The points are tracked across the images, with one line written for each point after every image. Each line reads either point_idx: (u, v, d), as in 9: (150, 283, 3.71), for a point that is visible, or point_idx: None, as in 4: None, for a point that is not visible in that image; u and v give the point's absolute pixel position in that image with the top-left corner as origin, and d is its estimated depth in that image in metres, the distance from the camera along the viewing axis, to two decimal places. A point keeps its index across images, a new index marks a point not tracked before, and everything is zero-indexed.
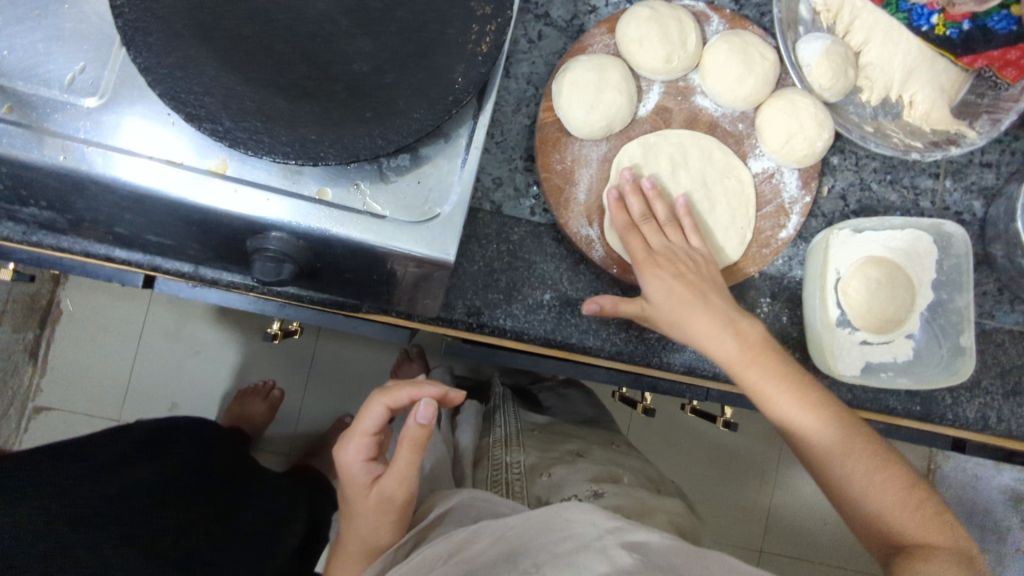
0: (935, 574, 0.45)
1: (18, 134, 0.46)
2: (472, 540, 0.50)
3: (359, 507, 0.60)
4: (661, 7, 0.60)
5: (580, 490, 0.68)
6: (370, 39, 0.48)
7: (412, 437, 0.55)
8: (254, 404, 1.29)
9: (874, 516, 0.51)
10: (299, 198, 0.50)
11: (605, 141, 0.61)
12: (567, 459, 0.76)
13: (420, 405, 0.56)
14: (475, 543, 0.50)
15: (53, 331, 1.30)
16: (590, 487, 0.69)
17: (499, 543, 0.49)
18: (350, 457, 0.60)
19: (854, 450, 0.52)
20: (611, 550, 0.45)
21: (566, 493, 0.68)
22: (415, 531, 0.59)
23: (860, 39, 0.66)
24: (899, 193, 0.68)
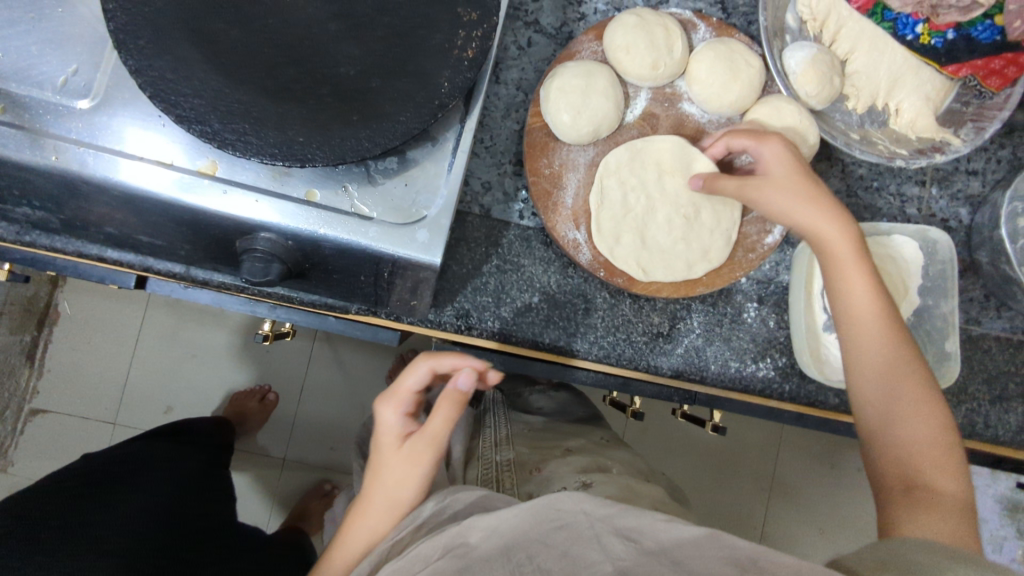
0: (933, 519, 0.47)
1: (11, 135, 0.47)
2: (466, 534, 0.47)
3: (386, 458, 0.58)
4: (648, 15, 0.61)
5: (569, 482, 0.69)
6: (357, 44, 0.48)
7: (452, 401, 0.56)
8: (248, 402, 1.32)
9: (902, 444, 0.52)
10: (287, 199, 0.50)
11: (592, 146, 0.62)
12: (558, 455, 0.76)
13: (464, 372, 0.57)
14: (471, 535, 0.47)
15: (50, 334, 1.31)
16: (578, 479, 0.69)
17: (494, 536, 0.47)
18: (390, 411, 0.60)
19: (906, 381, 0.53)
20: (606, 540, 0.45)
21: (554, 487, 0.68)
22: (411, 526, 0.54)
23: (846, 48, 0.67)
24: (885, 200, 0.69)
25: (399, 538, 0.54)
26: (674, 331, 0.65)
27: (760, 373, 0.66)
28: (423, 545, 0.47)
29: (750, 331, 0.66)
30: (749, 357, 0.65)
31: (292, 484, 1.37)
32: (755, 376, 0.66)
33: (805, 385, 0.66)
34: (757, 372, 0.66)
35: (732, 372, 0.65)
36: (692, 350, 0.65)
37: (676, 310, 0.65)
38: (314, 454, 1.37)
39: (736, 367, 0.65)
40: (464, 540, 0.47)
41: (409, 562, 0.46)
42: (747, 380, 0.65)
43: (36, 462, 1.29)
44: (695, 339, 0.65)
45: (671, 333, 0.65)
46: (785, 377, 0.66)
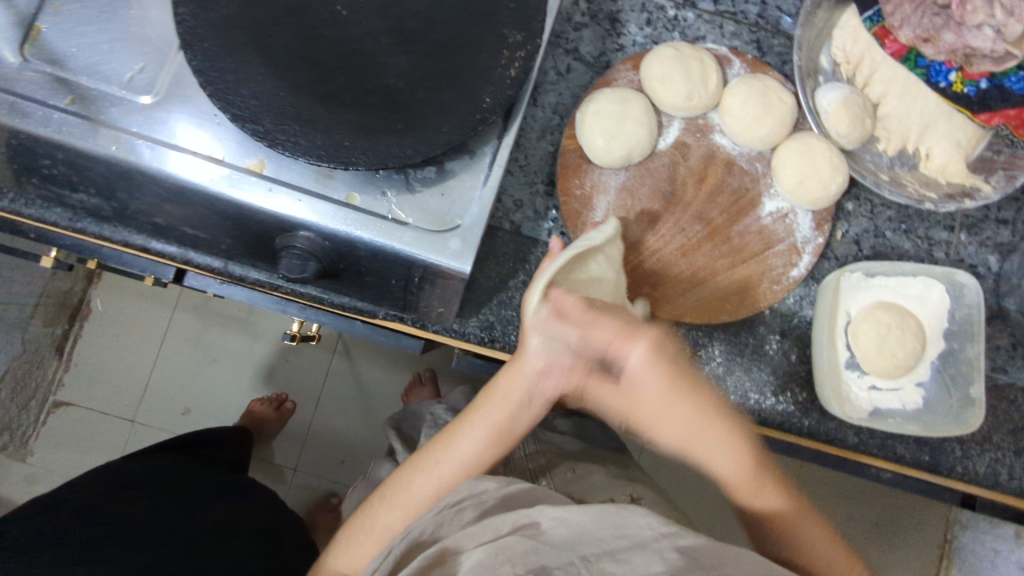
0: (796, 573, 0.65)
1: (77, 124, 0.50)
2: (535, 517, 0.57)
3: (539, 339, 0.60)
4: (685, 48, 0.63)
5: (616, 495, 0.74)
6: (406, 58, 0.51)
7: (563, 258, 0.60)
8: (263, 409, 1.31)
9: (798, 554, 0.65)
10: (329, 201, 0.52)
11: (624, 171, 0.63)
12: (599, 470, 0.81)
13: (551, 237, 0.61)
14: (540, 520, 0.56)
15: (80, 328, 1.34)
16: (625, 493, 0.74)
17: (561, 527, 0.56)
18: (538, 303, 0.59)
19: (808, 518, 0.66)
20: (665, 552, 0.52)
21: (602, 496, 0.73)
22: (473, 501, 0.64)
23: (878, 92, 0.69)
24: (914, 242, 0.69)
25: (461, 501, 0.64)
26: (695, 357, 0.65)
27: (780, 407, 0.65)
28: (492, 518, 0.57)
29: (771, 364, 0.66)
30: (769, 391, 0.65)
31: (301, 495, 1.37)
32: (774, 409, 0.65)
33: (825, 422, 0.65)
34: (777, 405, 0.65)
35: (751, 404, 0.65)
36: (713, 378, 0.65)
37: (697, 337, 0.66)
38: (324, 466, 1.38)
39: (755, 400, 0.65)
40: (531, 524, 0.56)
41: (479, 529, 0.57)
42: (766, 414, 0.65)
43: (55, 453, 1.32)
44: (715, 367, 0.65)
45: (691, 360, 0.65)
46: (805, 412, 0.65)
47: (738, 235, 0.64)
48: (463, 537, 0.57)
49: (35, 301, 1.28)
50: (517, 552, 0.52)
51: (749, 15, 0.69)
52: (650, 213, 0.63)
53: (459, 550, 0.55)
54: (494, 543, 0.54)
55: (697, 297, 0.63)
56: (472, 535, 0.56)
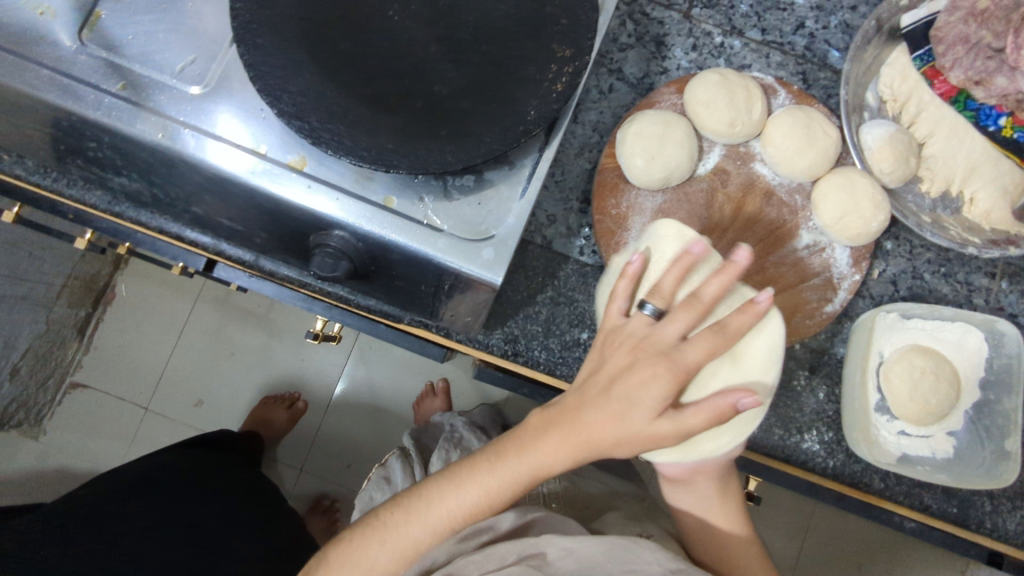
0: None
1: (126, 109, 0.51)
2: (542, 547, 0.56)
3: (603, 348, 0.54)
4: (731, 75, 0.63)
5: (631, 530, 0.70)
6: (454, 66, 0.51)
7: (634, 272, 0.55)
8: (275, 410, 1.31)
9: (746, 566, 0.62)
10: (366, 202, 0.52)
11: (661, 194, 0.63)
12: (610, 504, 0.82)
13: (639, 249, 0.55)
14: (547, 550, 0.56)
15: (103, 313, 1.36)
16: (641, 529, 0.70)
17: (568, 558, 0.55)
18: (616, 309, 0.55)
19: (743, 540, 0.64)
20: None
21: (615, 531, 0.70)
22: (484, 531, 0.65)
23: (924, 131, 0.67)
24: (952, 286, 0.67)
25: (474, 531, 0.65)
26: None
27: (805, 445, 0.64)
28: (499, 547, 0.58)
29: (798, 400, 0.64)
30: (794, 428, 0.64)
31: (306, 496, 1.36)
32: (799, 447, 0.64)
33: (851, 464, 0.63)
34: (802, 443, 0.64)
35: (776, 440, 0.63)
36: None
37: None
38: (331, 469, 1.37)
39: (780, 436, 0.63)
40: (538, 554, 0.56)
41: (484, 558, 0.58)
42: (790, 451, 0.63)
43: (68, 434, 1.33)
44: None
45: None
46: (830, 452, 0.64)
47: (773, 266, 0.63)
48: (468, 564, 0.59)
49: (64, 281, 1.27)
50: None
51: (796, 46, 0.69)
52: None
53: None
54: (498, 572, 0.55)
55: None
56: (477, 562, 0.58)
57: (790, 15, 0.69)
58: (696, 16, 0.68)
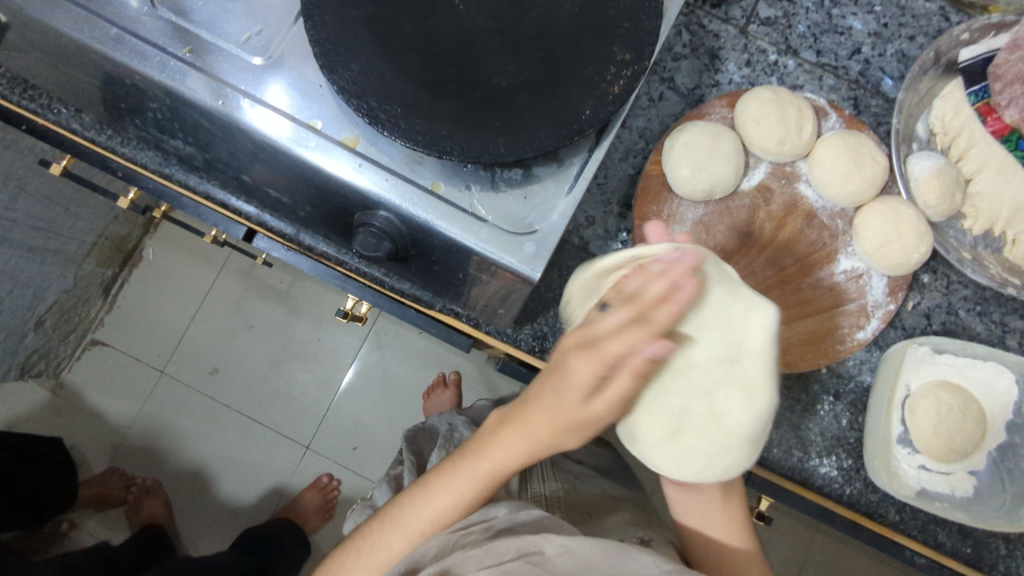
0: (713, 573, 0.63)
1: (189, 74, 0.52)
2: (540, 545, 0.53)
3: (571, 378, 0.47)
4: (785, 93, 0.63)
5: (628, 536, 0.71)
6: (514, 60, 0.52)
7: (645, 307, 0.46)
8: (151, 504, 1.31)
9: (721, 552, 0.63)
10: (414, 185, 0.53)
11: (703, 205, 0.63)
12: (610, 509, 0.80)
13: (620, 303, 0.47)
14: (545, 548, 0.53)
15: (129, 275, 1.38)
16: (637, 535, 0.71)
17: (567, 556, 0.52)
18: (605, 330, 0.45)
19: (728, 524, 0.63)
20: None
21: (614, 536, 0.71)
22: (481, 524, 0.58)
23: (972, 167, 0.66)
24: (987, 325, 0.66)
25: (472, 523, 0.58)
26: None
27: (823, 470, 0.64)
28: (497, 542, 0.54)
29: (820, 425, 0.64)
30: (813, 451, 0.64)
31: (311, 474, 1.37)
32: (816, 471, 0.64)
33: (867, 493, 0.64)
34: (819, 468, 0.64)
35: (794, 461, 0.63)
36: None
37: None
38: (337, 449, 1.38)
39: (798, 458, 0.64)
40: (537, 551, 0.53)
41: (481, 553, 0.53)
42: (806, 473, 0.63)
43: (84, 388, 1.34)
44: None
45: None
46: (847, 480, 0.64)
47: (808, 288, 0.63)
48: (465, 559, 0.54)
49: (94, 240, 1.29)
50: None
51: (850, 71, 0.68)
52: (722, 250, 0.62)
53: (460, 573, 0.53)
54: (498, 567, 0.51)
55: None
56: (475, 557, 0.53)
57: (847, 40, 0.69)
58: (753, 31, 0.68)
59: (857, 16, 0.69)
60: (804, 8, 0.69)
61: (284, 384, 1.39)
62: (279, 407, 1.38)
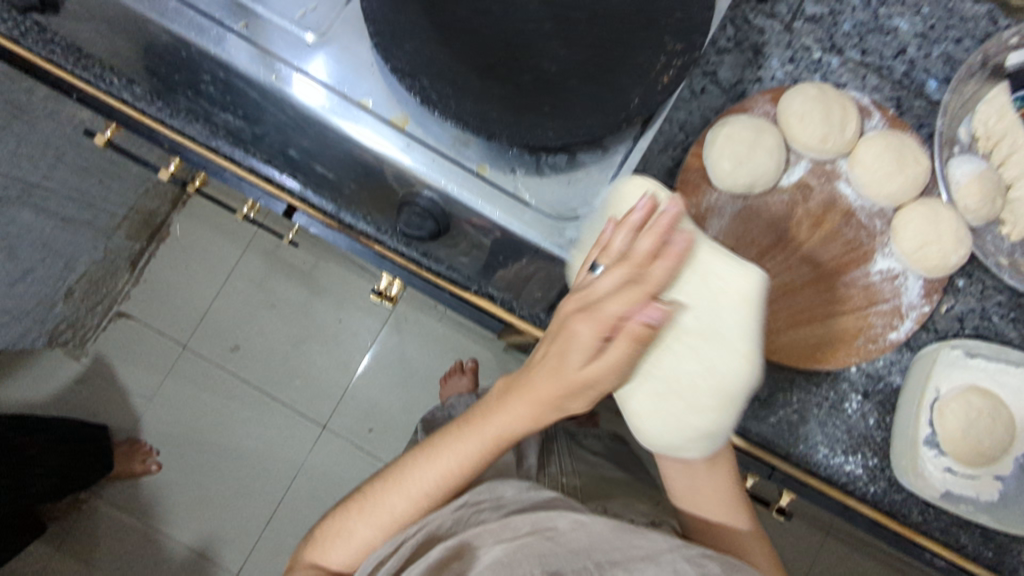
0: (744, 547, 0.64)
1: (245, 49, 0.53)
2: (554, 521, 0.54)
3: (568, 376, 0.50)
4: (830, 90, 0.63)
5: (640, 517, 0.73)
6: (565, 46, 0.52)
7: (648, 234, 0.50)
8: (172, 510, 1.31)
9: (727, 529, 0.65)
10: (460, 167, 0.54)
11: (741, 200, 0.63)
12: (623, 494, 0.82)
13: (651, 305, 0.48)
14: (559, 523, 0.53)
15: (155, 249, 1.40)
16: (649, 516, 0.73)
17: (581, 531, 0.53)
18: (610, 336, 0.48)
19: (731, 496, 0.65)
20: (676, 564, 0.50)
21: (626, 516, 0.73)
22: (494, 502, 0.59)
23: (1013, 173, 0.66)
24: (1021, 333, 0.65)
25: (479, 502, 0.59)
26: (771, 399, 0.65)
27: (848, 468, 0.64)
28: (513, 517, 0.55)
29: (847, 423, 0.64)
30: (840, 448, 0.64)
31: (325, 453, 1.38)
32: (841, 468, 0.64)
33: (891, 493, 0.64)
34: (844, 465, 0.64)
35: (819, 457, 0.64)
36: (785, 423, 0.64)
37: (778, 379, 0.65)
38: (352, 431, 1.39)
39: (824, 454, 0.64)
40: (552, 526, 0.53)
41: (497, 529, 0.54)
42: (831, 471, 0.64)
43: (109, 359, 1.37)
44: (790, 414, 0.64)
45: (767, 400, 0.65)
46: (872, 478, 0.64)
47: (843, 286, 0.63)
48: (482, 533, 0.54)
49: (125, 213, 1.31)
50: (535, 554, 0.50)
51: (894, 72, 0.68)
52: (758, 245, 0.63)
53: (479, 546, 0.53)
54: (513, 542, 0.52)
55: (790, 340, 0.62)
56: (492, 531, 0.54)
57: (893, 40, 0.68)
58: (798, 28, 0.68)
59: (904, 17, 0.68)
60: (851, 6, 0.68)
61: (303, 364, 1.40)
62: (298, 386, 1.39)
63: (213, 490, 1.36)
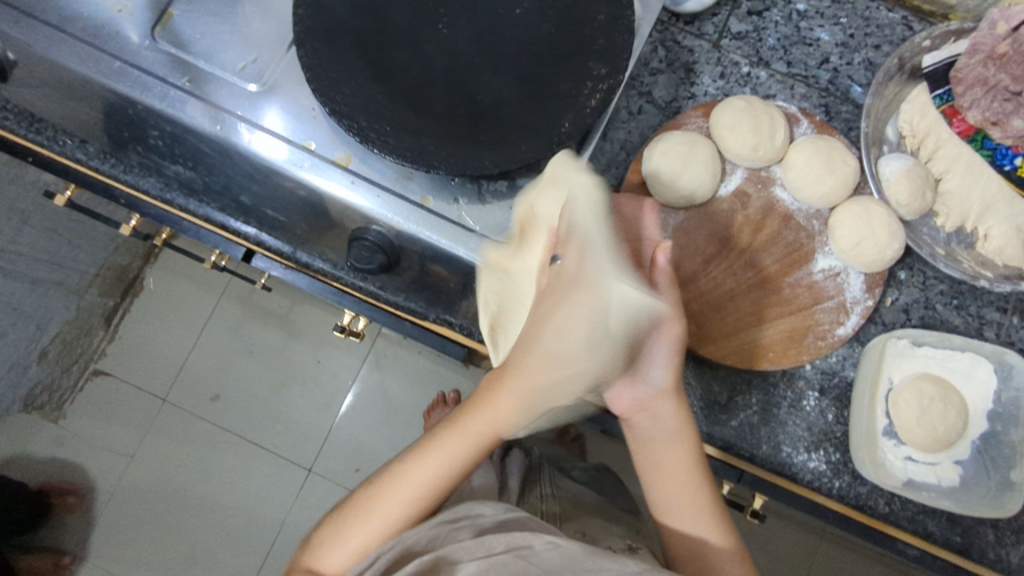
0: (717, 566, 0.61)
1: (187, 101, 0.55)
2: (529, 540, 0.53)
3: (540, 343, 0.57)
4: (757, 102, 0.66)
5: (616, 543, 0.74)
6: (496, 78, 0.54)
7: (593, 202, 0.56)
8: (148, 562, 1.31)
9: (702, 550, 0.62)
10: (405, 200, 0.55)
11: (683, 211, 0.66)
12: (602, 520, 0.82)
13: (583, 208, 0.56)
14: (533, 543, 0.53)
15: (130, 304, 1.38)
16: (625, 542, 0.74)
17: (554, 552, 0.52)
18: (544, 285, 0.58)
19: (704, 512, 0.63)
20: None
21: (602, 544, 0.74)
22: (470, 521, 0.59)
23: (941, 167, 0.69)
24: (964, 319, 0.68)
25: (458, 521, 0.59)
26: (731, 403, 0.66)
27: (812, 465, 0.65)
28: (489, 536, 0.55)
29: (807, 420, 0.66)
30: (802, 446, 0.65)
31: (310, 498, 1.36)
32: (805, 466, 0.65)
33: (857, 486, 0.65)
34: (808, 463, 0.65)
35: (782, 457, 0.65)
36: (748, 426, 0.65)
37: (736, 383, 0.66)
38: (337, 473, 1.37)
39: (787, 453, 0.65)
40: (525, 545, 0.53)
41: (473, 546, 0.54)
42: (796, 469, 0.65)
43: (84, 421, 1.34)
44: (751, 416, 0.65)
45: (727, 405, 0.65)
46: (836, 473, 0.65)
47: (788, 287, 0.65)
48: (458, 549, 0.54)
49: (95, 272, 1.32)
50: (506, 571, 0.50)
51: (820, 80, 0.71)
52: (704, 254, 0.65)
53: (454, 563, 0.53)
54: (487, 559, 0.52)
55: (741, 342, 0.64)
56: (467, 548, 0.54)
57: (816, 50, 0.72)
58: (726, 45, 0.71)
59: (825, 28, 0.72)
60: (773, 22, 0.72)
61: (284, 408, 1.39)
62: (279, 432, 1.38)
63: (201, 544, 1.33)
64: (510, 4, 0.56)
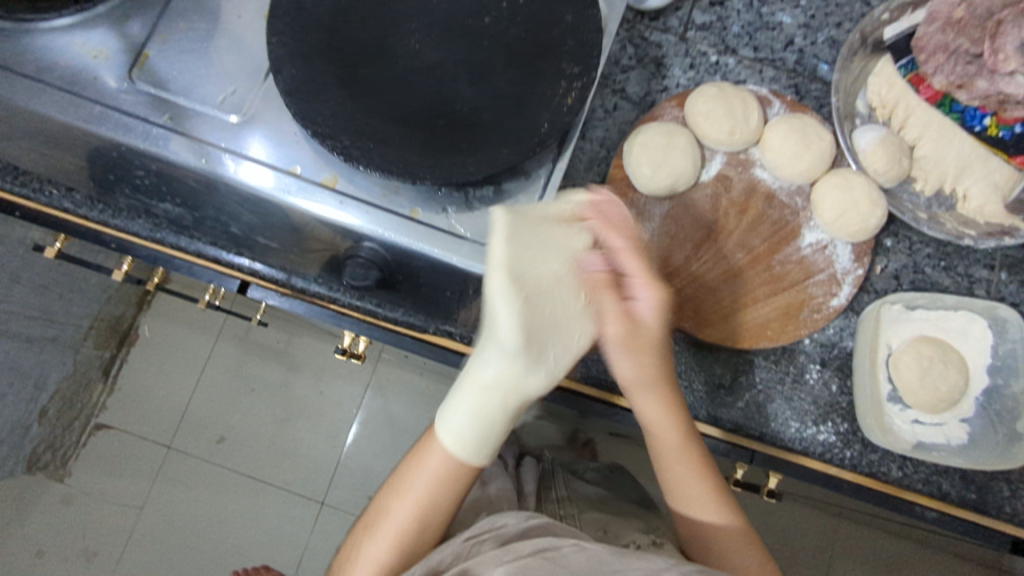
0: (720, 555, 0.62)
1: (171, 138, 0.55)
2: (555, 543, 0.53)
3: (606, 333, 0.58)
4: (727, 87, 0.68)
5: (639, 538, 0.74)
6: (472, 86, 0.56)
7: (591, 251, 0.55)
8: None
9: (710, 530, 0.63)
10: (394, 214, 0.56)
11: (668, 201, 0.67)
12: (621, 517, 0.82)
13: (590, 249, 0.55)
14: (561, 545, 0.52)
15: (127, 353, 1.39)
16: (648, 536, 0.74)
17: (581, 553, 0.52)
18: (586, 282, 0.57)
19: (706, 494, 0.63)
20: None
21: (624, 540, 0.74)
22: (493, 533, 0.59)
23: (914, 135, 0.70)
24: (953, 279, 0.69)
25: (481, 536, 0.59)
26: (736, 384, 0.66)
27: (821, 437, 0.65)
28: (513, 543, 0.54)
29: (811, 393, 0.66)
30: (810, 420, 0.65)
31: (326, 529, 1.35)
32: (815, 439, 0.65)
33: (868, 454, 0.65)
34: (818, 435, 0.65)
35: (792, 433, 0.65)
36: (754, 405, 0.65)
37: (738, 364, 0.66)
38: (351, 502, 1.37)
39: (796, 429, 0.65)
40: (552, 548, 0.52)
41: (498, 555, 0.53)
42: (807, 443, 0.65)
43: (90, 476, 1.33)
44: (756, 394, 0.66)
45: (732, 386, 0.66)
46: (846, 443, 0.65)
47: (778, 264, 0.67)
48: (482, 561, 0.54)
49: (89, 324, 1.31)
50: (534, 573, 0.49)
51: (787, 62, 0.73)
52: (692, 240, 0.66)
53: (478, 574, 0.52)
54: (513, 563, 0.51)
55: (739, 323, 0.65)
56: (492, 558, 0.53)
57: (780, 34, 0.73)
58: (692, 37, 0.73)
59: (786, 12, 0.74)
60: (735, 10, 0.74)
61: (292, 442, 1.39)
62: (289, 466, 1.37)
63: None
64: (479, 14, 0.57)
